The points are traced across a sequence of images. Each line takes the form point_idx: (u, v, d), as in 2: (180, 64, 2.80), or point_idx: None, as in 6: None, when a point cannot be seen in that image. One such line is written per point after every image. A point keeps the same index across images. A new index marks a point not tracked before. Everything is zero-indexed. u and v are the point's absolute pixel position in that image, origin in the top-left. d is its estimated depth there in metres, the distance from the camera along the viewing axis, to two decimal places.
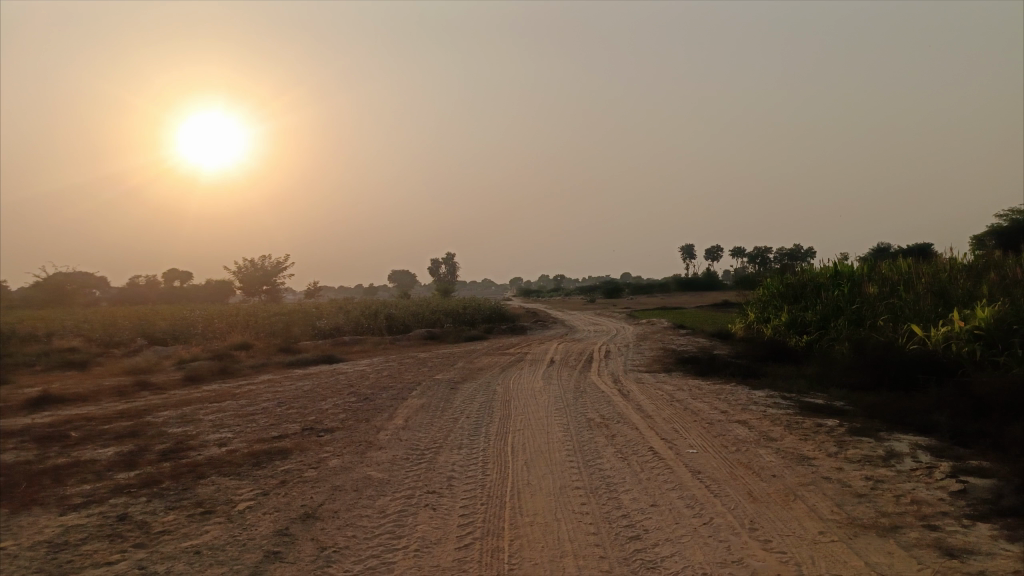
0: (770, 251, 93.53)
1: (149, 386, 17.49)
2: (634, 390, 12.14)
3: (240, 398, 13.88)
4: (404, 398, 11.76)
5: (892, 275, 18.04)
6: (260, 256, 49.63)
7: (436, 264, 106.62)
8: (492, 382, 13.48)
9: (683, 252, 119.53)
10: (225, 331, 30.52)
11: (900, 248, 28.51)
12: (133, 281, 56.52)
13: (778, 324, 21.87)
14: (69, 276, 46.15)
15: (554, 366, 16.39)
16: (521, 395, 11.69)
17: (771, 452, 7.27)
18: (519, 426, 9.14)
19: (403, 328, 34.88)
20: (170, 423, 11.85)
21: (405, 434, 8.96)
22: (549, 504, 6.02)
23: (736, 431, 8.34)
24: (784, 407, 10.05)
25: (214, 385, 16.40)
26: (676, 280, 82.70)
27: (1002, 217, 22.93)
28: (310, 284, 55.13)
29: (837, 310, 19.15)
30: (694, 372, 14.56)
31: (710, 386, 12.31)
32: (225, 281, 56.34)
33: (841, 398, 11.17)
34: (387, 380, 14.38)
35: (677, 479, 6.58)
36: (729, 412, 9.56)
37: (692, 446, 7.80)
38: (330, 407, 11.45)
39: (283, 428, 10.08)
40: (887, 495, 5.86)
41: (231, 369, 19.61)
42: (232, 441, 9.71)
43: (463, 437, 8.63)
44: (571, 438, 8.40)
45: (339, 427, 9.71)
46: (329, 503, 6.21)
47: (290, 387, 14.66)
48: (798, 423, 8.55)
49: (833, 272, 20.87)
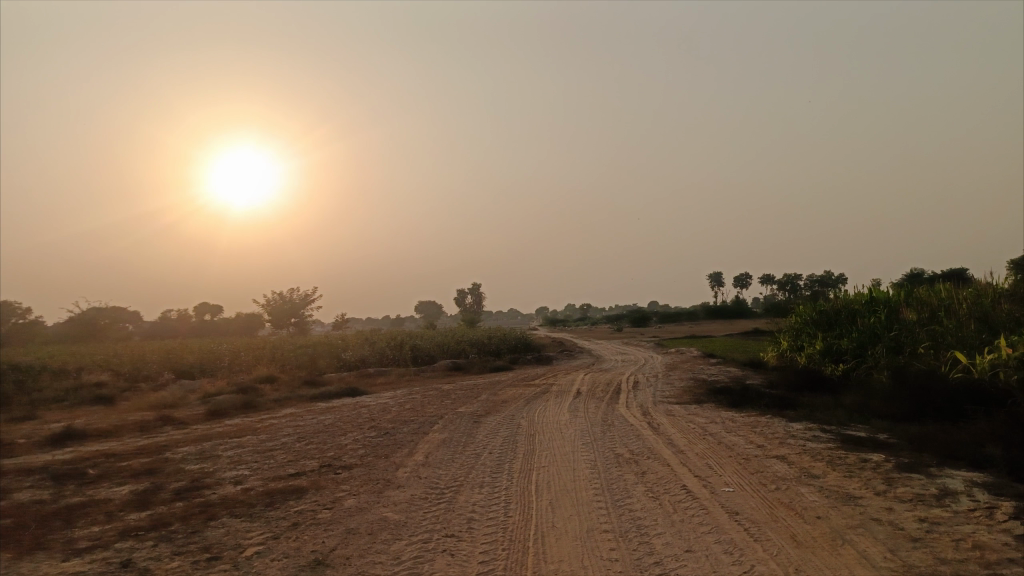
0: (800, 278, 92.11)
1: (172, 420, 17.38)
2: (664, 423, 11.67)
3: (261, 433, 13.64)
4: (425, 432, 11.41)
5: (931, 299, 17.41)
6: (288, 289, 49.95)
7: (463, 296, 106.75)
8: (517, 415, 13.09)
9: (711, 279, 118.32)
10: (252, 364, 30.53)
11: (936, 273, 27.71)
12: (165, 315, 57.29)
13: (811, 352, 21.23)
14: (102, 312, 46.85)
15: (581, 398, 15.94)
16: (546, 429, 11.29)
17: (814, 491, 6.78)
18: (545, 462, 8.75)
19: (428, 358, 34.66)
20: (188, 459, 11.64)
21: (425, 471, 8.61)
22: (575, 550, 5.60)
23: (774, 467, 7.86)
24: (824, 440, 9.51)
25: (236, 421, 16.23)
26: (704, 308, 81.71)
27: None
28: (338, 316, 55.47)
29: (873, 337, 18.49)
30: (726, 403, 14.01)
31: (744, 418, 11.80)
32: (254, 314, 56.89)
33: (884, 430, 10.60)
34: (410, 413, 14.05)
35: (713, 521, 6.12)
36: (765, 446, 9.07)
37: (727, 483, 7.34)
38: (350, 443, 11.14)
39: (300, 465, 9.78)
40: (945, 539, 5.35)
41: (254, 403, 19.46)
42: (248, 479, 9.43)
43: (485, 475, 8.25)
44: (599, 475, 7.98)
45: (357, 464, 9.39)
46: (341, 548, 5.86)
47: (311, 421, 14.40)
48: (841, 458, 8.04)
49: (869, 297, 20.21)
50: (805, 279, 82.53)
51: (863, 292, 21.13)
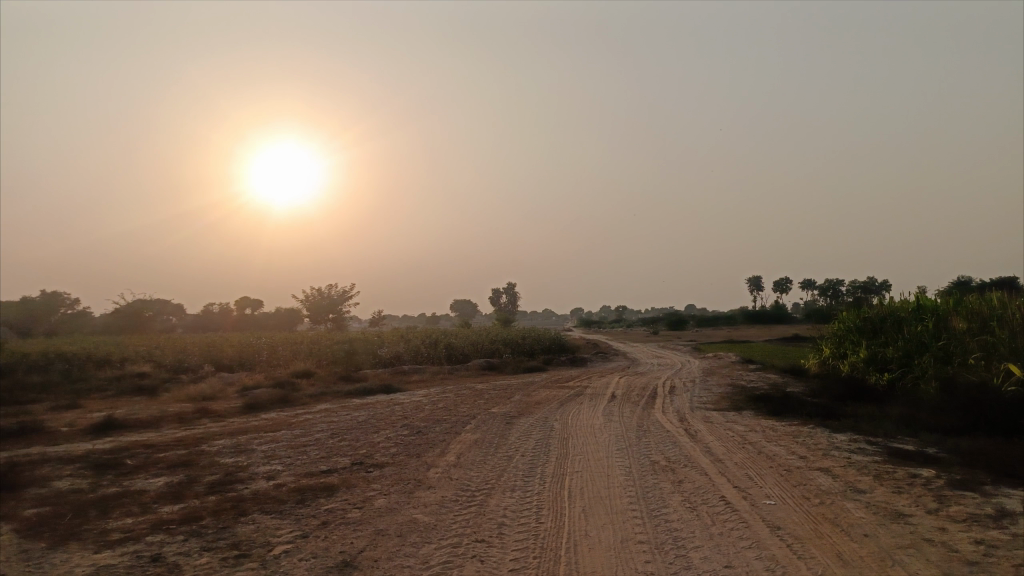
0: (842, 284, 90.08)
1: (209, 413, 17.57)
2: (701, 430, 11.38)
3: (295, 428, 13.68)
4: (458, 432, 11.30)
5: (982, 308, 16.76)
6: (326, 285, 50.42)
7: (499, 295, 106.76)
8: (550, 417, 12.90)
9: (750, 284, 116.46)
10: (289, 358, 30.83)
11: (986, 281, 26.77)
12: (207, 308, 58.31)
13: (855, 360, 20.63)
14: (146, 304, 47.87)
15: (616, 401, 15.68)
16: (581, 432, 11.09)
17: (861, 507, 6.48)
18: (579, 467, 8.57)
19: (463, 357, 34.64)
20: (223, 452, 11.71)
21: (456, 472, 8.49)
22: (609, 561, 5.41)
23: (817, 480, 7.57)
24: (870, 452, 9.16)
25: (272, 415, 16.32)
26: (742, 312, 80.42)
27: None
28: (375, 312, 55.87)
29: (921, 347, 17.87)
30: (766, 411, 13.63)
31: (785, 427, 11.45)
32: (293, 309, 57.60)
33: (933, 444, 10.17)
34: (443, 412, 13.95)
35: (754, 536, 5.88)
36: (808, 458, 8.75)
37: (768, 496, 7.07)
38: (382, 441, 11.07)
39: (332, 462, 9.75)
40: (1003, 564, 5.03)
41: (290, 397, 19.59)
42: (280, 474, 9.42)
43: (517, 478, 8.10)
44: (634, 483, 7.78)
45: (389, 463, 9.32)
46: (369, 550, 5.76)
47: (345, 417, 14.41)
48: (888, 472, 7.71)
49: (916, 305, 19.55)
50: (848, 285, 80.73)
51: (910, 300, 20.47)
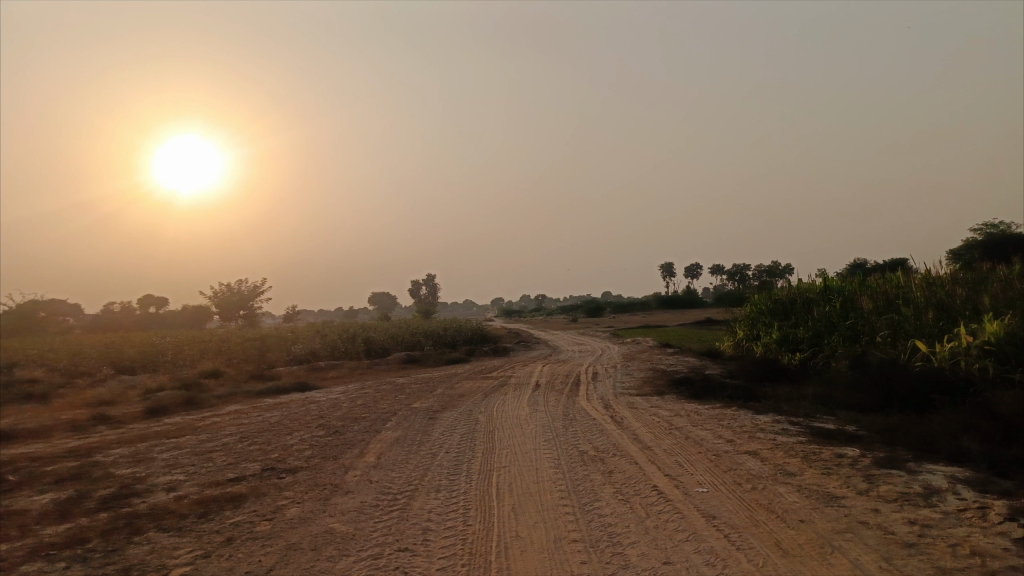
0: (749, 269, 93.49)
1: (106, 419, 16.30)
2: (627, 417, 11.22)
3: (201, 432, 12.77)
4: (377, 431, 10.75)
5: (886, 287, 17.38)
6: (236, 280, 48.26)
7: (417, 287, 105.58)
8: (474, 410, 12.49)
9: (662, 270, 119.61)
10: (197, 357, 29.26)
11: (883, 264, 28.13)
12: (107, 308, 54.98)
13: (769, 341, 21.13)
14: (38, 304, 44.64)
15: (540, 390, 15.41)
16: (506, 424, 10.75)
17: (793, 491, 6.37)
18: (505, 462, 8.20)
19: (381, 350, 33.79)
20: (119, 462, 10.76)
21: (376, 474, 7.96)
22: (544, 565, 5.05)
23: (747, 464, 7.46)
24: (794, 433, 9.18)
25: (176, 419, 15.27)
26: (657, 298, 82.27)
27: (978, 231, 22.69)
28: (289, 308, 54.09)
29: (830, 326, 18.42)
30: (689, 395, 13.67)
31: (709, 411, 11.43)
32: (202, 306, 55.07)
33: (851, 422, 10.35)
34: (361, 409, 13.32)
35: (690, 528, 5.65)
36: (735, 441, 8.69)
37: (701, 484, 6.89)
38: (296, 443, 10.40)
39: (240, 469, 9.03)
40: (940, 545, 4.97)
41: (196, 399, 18.43)
42: (183, 485, 8.66)
43: (442, 477, 7.65)
44: (564, 475, 7.47)
45: (304, 467, 8.71)
46: (280, 568, 5.20)
47: (257, 419, 13.58)
48: (815, 453, 7.69)
49: (824, 286, 20.15)
50: (754, 270, 83.82)
51: (818, 281, 21.09)
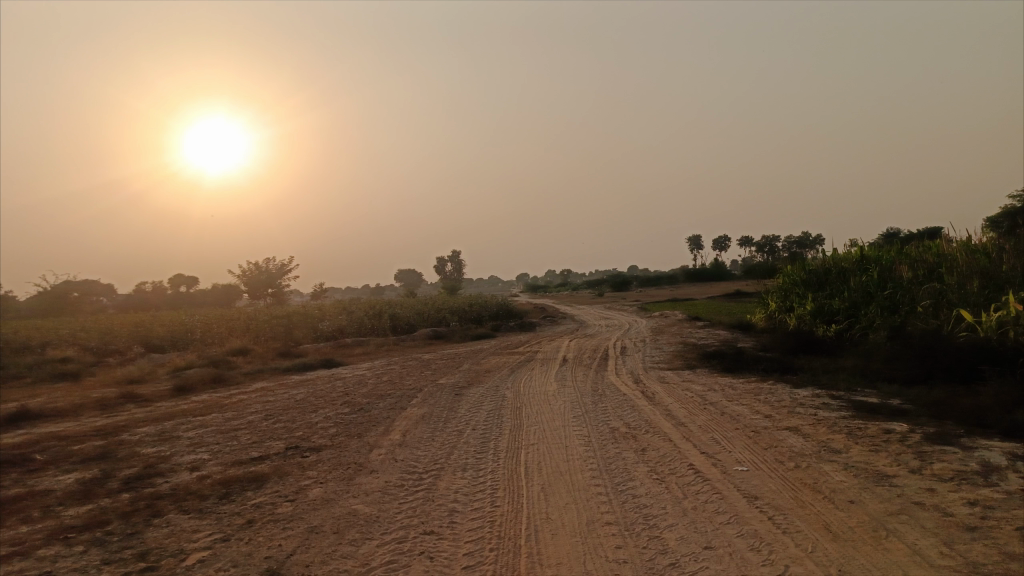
0: (778, 240, 91.94)
1: (135, 398, 16.35)
2: (659, 392, 10.87)
3: (226, 411, 12.70)
4: (403, 408, 10.54)
5: (926, 256, 16.72)
6: (264, 259, 48.46)
7: (443, 263, 105.50)
8: (501, 386, 12.23)
9: (690, 243, 118.34)
10: (225, 336, 29.41)
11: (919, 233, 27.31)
12: (139, 287, 55.67)
13: (802, 313, 20.58)
14: (72, 285, 45.30)
15: (567, 365, 15.10)
16: (534, 400, 10.46)
17: (839, 470, 6.00)
18: (534, 439, 7.93)
19: (408, 327, 33.71)
20: (145, 441, 10.70)
21: (401, 453, 7.74)
22: (576, 550, 4.76)
23: (788, 441, 7.10)
24: (835, 408, 8.78)
25: (203, 397, 15.24)
26: (684, 271, 81.31)
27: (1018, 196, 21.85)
28: (316, 286, 54.38)
29: (867, 297, 17.82)
30: (721, 369, 13.29)
31: (744, 385, 11.03)
32: (231, 285, 55.56)
33: (895, 396, 9.91)
34: (387, 386, 13.12)
35: (731, 510, 5.32)
36: (774, 417, 8.31)
37: (739, 461, 6.56)
38: (321, 421, 10.24)
39: (264, 448, 8.88)
40: (1005, 528, 4.59)
41: (224, 376, 18.43)
42: (206, 464, 8.52)
43: (468, 456, 7.40)
44: (595, 454, 7.18)
45: (327, 445, 8.52)
46: (300, 552, 5.00)
47: (282, 396, 13.47)
48: (859, 429, 7.29)
49: (860, 255, 19.49)
50: (784, 241, 82.30)
51: (855, 251, 20.41)
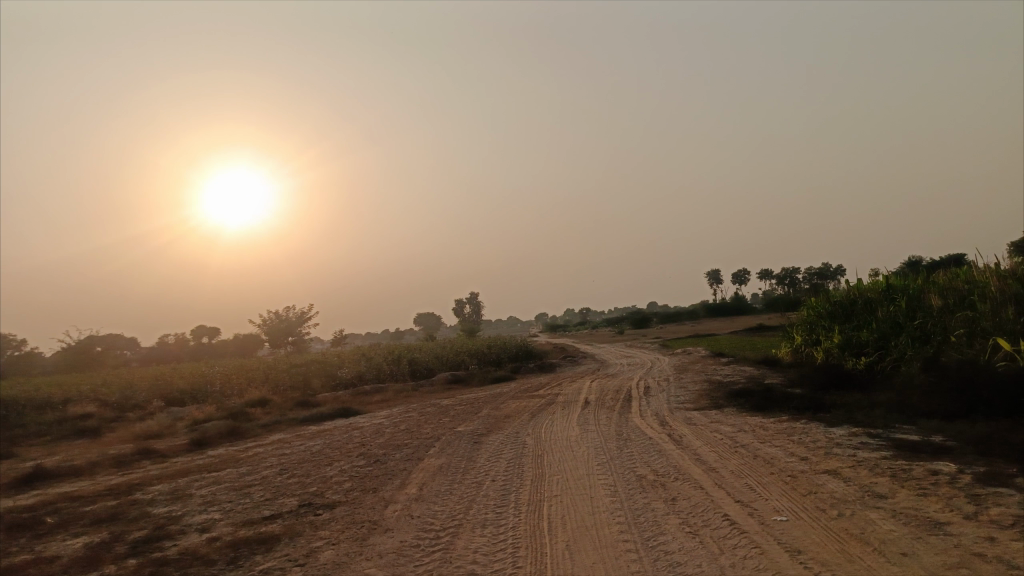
0: (798, 273, 91.10)
1: (151, 454, 16.11)
2: (686, 435, 10.43)
3: (241, 465, 12.41)
4: (420, 458, 10.18)
5: (955, 283, 16.26)
6: (284, 308, 48.54)
7: (461, 306, 105.40)
8: (522, 432, 11.84)
9: (708, 278, 117.59)
10: (245, 386, 29.22)
11: (943, 260, 26.78)
12: (161, 340, 55.98)
13: (829, 346, 20.02)
14: (95, 339, 45.62)
15: (590, 408, 14.67)
16: (556, 447, 10.08)
17: (887, 517, 5.56)
18: (557, 490, 7.53)
19: (427, 372, 33.37)
20: (157, 501, 10.41)
21: (418, 508, 7.38)
22: None
23: (829, 486, 6.65)
24: (874, 447, 8.32)
25: (219, 451, 14.96)
26: (704, 306, 80.52)
27: None
28: (336, 333, 54.40)
29: (897, 327, 17.31)
30: (749, 408, 12.82)
31: (775, 425, 10.57)
32: (252, 335, 55.71)
33: (936, 432, 9.42)
34: (404, 435, 12.76)
35: (772, 566, 4.90)
36: (810, 459, 7.87)
37: (778, 511, 6.13)
38: (336, 474, 9.91)
39: (277, 506, 8.55)
40: None
41: (241, 428, 18.18)
42: (217, 525, 8.20)
43: (488, 511, 7.03)
44: (622, 505, 6.77)
45: (342, 501, 8.18)
46: None
47: (298, 448, 13.16)
48: (904, 470, 6.84)
49: (886, 285, 19.01)
50: (805, 273, 81.38)
51: (879, 280, 19.94)
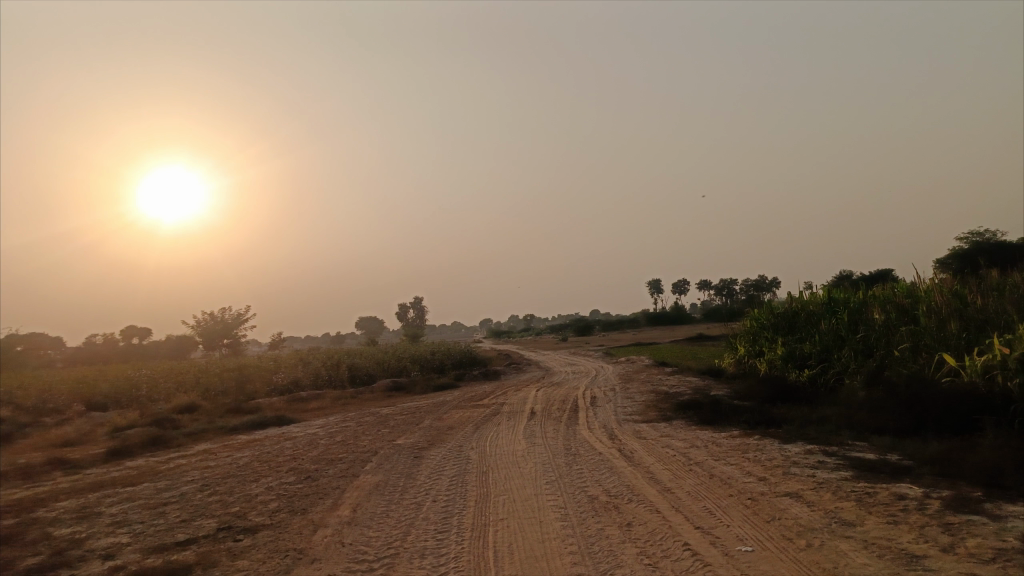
0: (736, 284, 93.08)
1: (64, 464, 14.86)
2: (636, 450, 10.01)
3: (160, 479, 11.44)
4: (356, 475, 9.48)
5: (896, 296, 16.34)
6: (221, 308, 46.68)
7: (405, 310, 104.00)
8: (465, 446, 11.23)
9: (650, 287, 119.23)
10: (174, 391, 27.72)
11: (878, 276, 27.38)
12: (89, 339, 53.31)
13: (772, 358, 20.02)
14: (14, 338, 42.98)
15: (536, 419, 14.15)
16: (502, 463, 9.51)
17: (860, 549, 5.17)
18: (504, 514, 6.96)
19: (367, 377, 32.36)
20: (62, 520, 9.41)
21: (350, 533, 6.72)
22: None
23: (792, 511, 6.26)
24: (832, 467, 8.02)
25: (138, 463, 13.87)
26: (646, 314, 81.33)
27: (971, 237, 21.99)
28: (275, 335, 52.75)
29: (839, 340, 17.34)
30: (699, 421, 12.51)
31: (728, 441, 10.23)
32: (186, 336, 53.55)
33: (891, 450, 9.22)
34: (339, 448, 11.97)
35: None
36: (768, 480, 7.50)
37: (741, 539, 5.70)
38: (262, 492, 9.11)
39: (193, 528, 7.72)
40: None
41: (165, 437, 17.03)
42: (123, 551, 7.34)
43: (427, 537, 6.41)
44: (574, 531, 6.24)
45: (267, 524, 7.44)
46: None
47: (225, 461, 12.25)
48: (868, 495, 6.51)
49: (828, 298, 19.08)
50: (743, 285, 83.01)
51: (821, 293, 20.02)
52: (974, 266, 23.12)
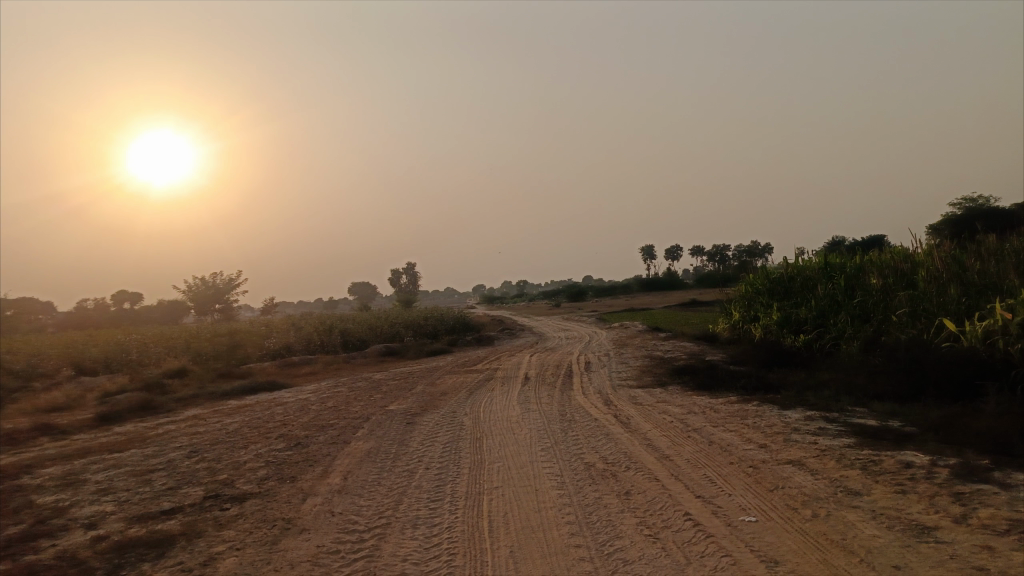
0: (729, 250, 92.86)
1: (51, 430, 14.62)
2: (633, 416, 9.83)
3: (148, 446, 11.21)
4: (346, 442, 9.26)
5: (894, 261, 16.12)
6: (212, 273, 46.27)
7: (397, 276, 103.51)
8: (458, 411, 11.03)
9: (643, 253, 118.96)
10: (165, 356, 27.46)
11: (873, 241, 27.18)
12: (81, 304, 52.88)
13: (768, 323, 19.84)
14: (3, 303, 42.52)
15: (530, 384, 13.96)
16: (496, 429, 9.31)
17: (868, 520, 4.98)
18: (499, 482, 6.75)
19: (360, 342, 32.15)
20: (46, 487, 9.19)
21: (340, 503, 6.51)
22: None
23: (796, 480, 6.07)
24: (833, 433, 7.84)
25: (126, 429, 13.64)
26: (639, 280, 81.16)
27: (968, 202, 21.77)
28: (268, 300, 52.46)
29: (835, 305, 17.15)
30: (695, 386, 12.33)
31: (726, 407, 10.03)
32: (178, 301, 53.20)
33: (892, 416, 9.05)
34: (330, 414, 11.75)
35: None
36: (769, 447, 7.31)
37: (745, 509, 5.51)
38: (251, 459, 8.89)
39: (179, 497, 7.51)
40: None
41: (154, 402, 16.79)
42: (106, 520, 7.11)
43: (419, 506, 6.21)
44: (571, 500, 6.04)
45: (255, 493, 7.23)
46: None
47: (214, 427, 12.02)
48: (873, 463, 6.34)
49: (824, 263, 18.84)
50: (736, 250, 82.81)
51: (816, 258, 19.77)
52: (969, 230, 22.91)
